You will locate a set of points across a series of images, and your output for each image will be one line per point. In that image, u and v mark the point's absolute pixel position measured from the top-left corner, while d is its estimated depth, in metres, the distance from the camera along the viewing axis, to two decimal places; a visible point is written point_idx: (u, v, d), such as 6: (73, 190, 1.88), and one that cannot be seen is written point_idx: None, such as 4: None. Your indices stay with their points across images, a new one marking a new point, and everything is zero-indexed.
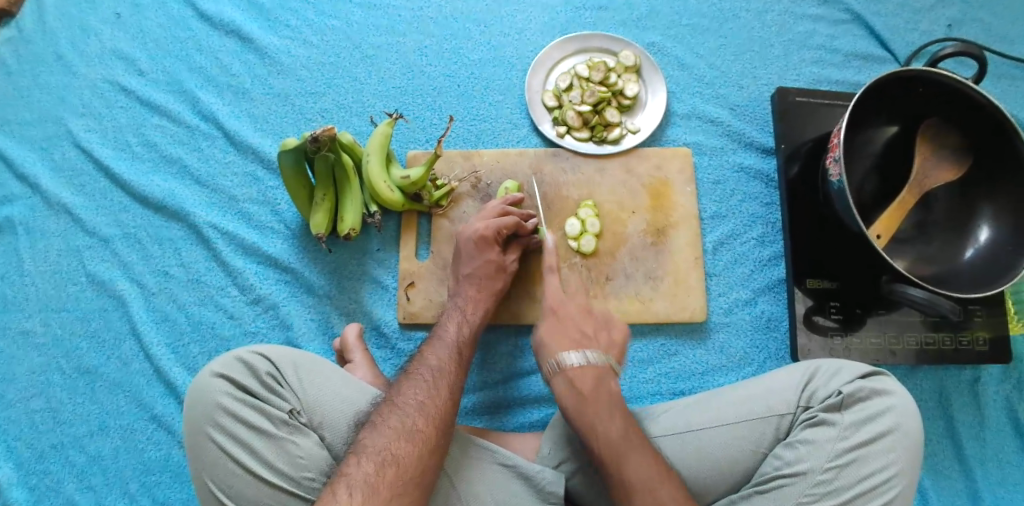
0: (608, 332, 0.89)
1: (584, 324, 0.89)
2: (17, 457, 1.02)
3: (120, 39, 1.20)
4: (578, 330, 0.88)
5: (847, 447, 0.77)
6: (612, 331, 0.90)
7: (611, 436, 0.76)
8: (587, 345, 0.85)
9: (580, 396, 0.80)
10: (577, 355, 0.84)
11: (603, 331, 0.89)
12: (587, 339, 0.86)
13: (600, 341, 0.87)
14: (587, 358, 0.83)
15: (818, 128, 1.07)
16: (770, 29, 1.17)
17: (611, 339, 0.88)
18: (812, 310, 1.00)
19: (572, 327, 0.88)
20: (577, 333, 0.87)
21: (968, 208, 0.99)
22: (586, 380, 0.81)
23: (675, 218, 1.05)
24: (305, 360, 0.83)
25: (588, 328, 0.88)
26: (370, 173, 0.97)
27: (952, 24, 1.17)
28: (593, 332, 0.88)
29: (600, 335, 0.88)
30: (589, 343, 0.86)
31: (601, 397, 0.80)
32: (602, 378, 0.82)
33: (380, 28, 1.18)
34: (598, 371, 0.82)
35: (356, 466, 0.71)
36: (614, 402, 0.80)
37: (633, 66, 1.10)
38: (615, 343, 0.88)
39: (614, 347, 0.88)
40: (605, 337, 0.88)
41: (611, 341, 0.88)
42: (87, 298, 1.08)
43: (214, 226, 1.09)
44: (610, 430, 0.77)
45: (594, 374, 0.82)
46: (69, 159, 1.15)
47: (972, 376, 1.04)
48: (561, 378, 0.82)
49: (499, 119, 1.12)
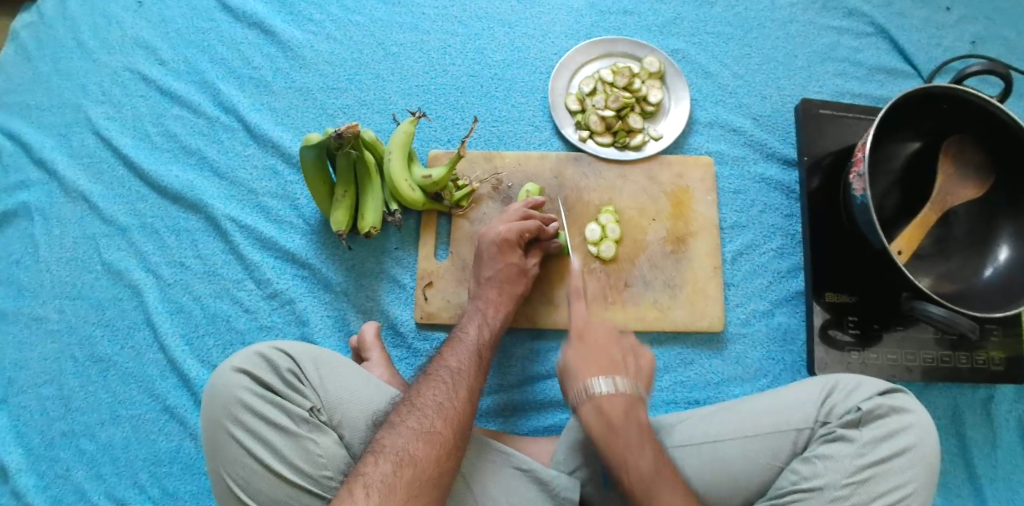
0: (635, 360, 0.85)
1: (612, 349, 0.85)
2: (27, 443, 1.01)
3: (143, 28, 1.20)
4: (605, 356, 0.84)
5: (866, 463, 0.77)
6: (638, 358, 0.86)
7: (642, 470, 0.74)
8: (618, 372, 0.82)
9: (609, 425, 0.77)
10: (606, 381, 0.80)
11: (631, 358, 0.85)
12: (617, 366, 0.82)
13: (629, 367, 0.83)
14: (615, 386, 0.79)
15: (841, 141, 1.07)
16: (795, 40, 1.17)
17: (639, 367, 0.84)
18: (829, 324, 1.00)
19: (601, 352, 0.84)
20: (607, 357, 0.84)
21: (988, 226, 0.99)
22: (616, 408, 0.78)
23: (695, 227, 1.05)
24: (326, 358, 0.82)
25: (616, 353, 0.84)
26: (392, 172, 0.97)
27: (977, 41, 1.16)
28: (622, 358, 0.84)
29: (629, 363, 0.84)
30: (617, 370, 0.82)
31: (631, 429, 0.77)
32: (631, 407, 0.79)
33: (404, 25, 1.17)
34: (628, 400, 0.79)
35: (373, 465, 0.71)
36: (643, 433, 0.77)
37: (657, 72, 1.10)
38: (643, 370, 0.85)
39: (642, 375, 0.84)
40: (633, 365, 0.84)
41: (638, 369, 0.84)
42: (102, 287, 1.08)
43: (232, 219, 1.08)
44: (642, 464, 0.75)
45: (624, 401, 0.79)
46: (88, 146, 1.15)
47: (986, 394, 1.04)
48: (589, 405, 0.79)
49: (521, 121, 1.12)
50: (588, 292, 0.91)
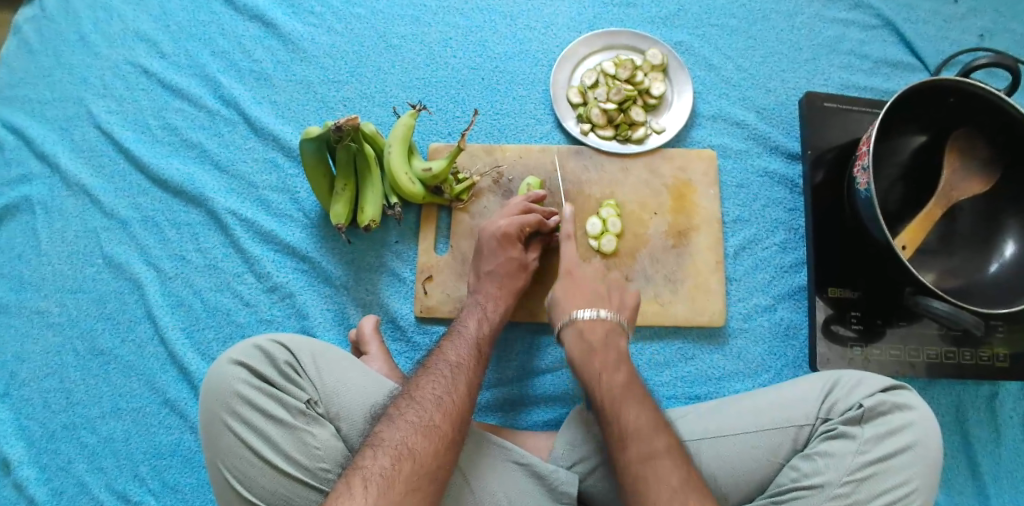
0: (621, 295, 0.90)
1: (598, 286, 0.90)
2: (29, 436, 1.02)
3: (144, 21, 1.20)
4: (591, 289, 0.90)
5: (868, 460, 0.76)
6: (625, 294, 0.91)
7: (614, 385, 0.79)
8: (601, 304, 0.88)
9: (588, 347, 0.83)
10: (588, 310, 0.86)
11: (617, 293, 0.90)
12: (602, 299, 0.88)
13: (614, 301, 0.89)
14: (598, 313, 0.86)
15: (845, 134, 1.05)
16: (800, 32, 1.15)
17: (624, 302, 0.89)
18: (832, 319, 0.99)
19: (587, 286, 0.90)
20: (592, 290, 0.89)
21: (995, 221, 0.98)
22: (596, 333, 0.85)
23: (697, 221, 1.04)
24: (324, 351, 0.82)
25: (601, 287, 0.90)
26: (392, 165, 0.97)
27: (984, 34, 1.15)
28: (606, 292, 0.90)
29: (614, 296, 0.90)
30: (602, 302, 0.88)
31: (609, 352, 0.82)
32: (609, 335, 0.84)
33: (405, 17, 1.17)
34: (609, 325, 0.85)
35: (372, 459, 0.70)
36: (620, 357, 0.82)
37: (659, 65, 1.09)
38: (628, 305, 0.89)
39: (626, 309, 0.89)
40: (618, 298, 0.90)
41: (623, 303, 0.89)
42: (103, 280, 1.08)
43: (233, 213, 1.08)
44: (616, 378, 0.79)
45: (603, 328, 0.85)
46: (89, 140, 1.15)
47: (990, 391, 1.03)
48: (572, 330, 0.86)
49: (522, 114, 1.11)
50: (583, 283, 0.91)
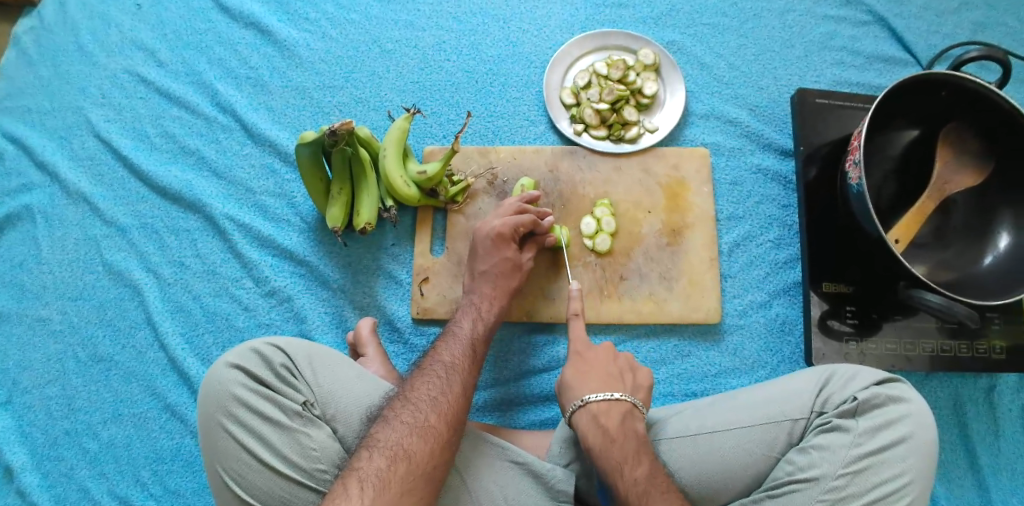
0: (633, 377, 0.86)
1: (609, 366, 0.86)
2: (32, 442, 1.03)
3: (141, 30, 1.21)
4: (603, 370, 0.85)
5: (863, 453, 0.77)
6: (636, 374, 0.87)
7: (638, 479, 0.75)
8: (615, 385, 0.83)
9: (605, 434, 0.78)
10: (600, 393, 0.82)
11: (629, 374, 0.86)
12: (614, 379, 0.84)
13: (626, 383, 0.84)
14: (611, 395, 0.81)
15: (838, 130, 1.06)
16: (792, 30, 1.16)
17: (637, 383, 0.85)
18: (827, 314, 0.99)
19: (599, 368, 0.85)
20: (603, 372, 0.85)
21: (988, 214, 0.98)
22: (612, 417, 0.80)
23: (691, 219, 1.05)
24: (320, 353, 0.83)
25: (614, 368, 0.85)
26: (387, 168, 0.97)
27: (976, 28, 1.15)
28: (619, 373, 0.85)
29: (627, 376, 0.85)
30: (614, 382, 0.84)
31: (628, 439, 0.78)
32: (626, 418, 0.80)
33: (399, 22, 1.18)
34: (625, 408, 0.81)
35: (368, 460, 0.71)
36: (640, 443, 0.78)
37: (652, 65, 1.10)
38: (641, 386, 0.85)
39: (639, 391, 0.85)
40: (631, 380, 0.85)
41: (636, 384, 0.85)
42: (103, 287, 1.09)
43: (230, 218, 1.09)
44: (637, 473, 0.75)
45: (620, 411, 0.80)
46: (89, 148, 1.16)
47: (988, 384, 1.03)
48: (584, 415, 0.80)
49: (515, 116, 1.12)
50: (593, 365, 0.86)
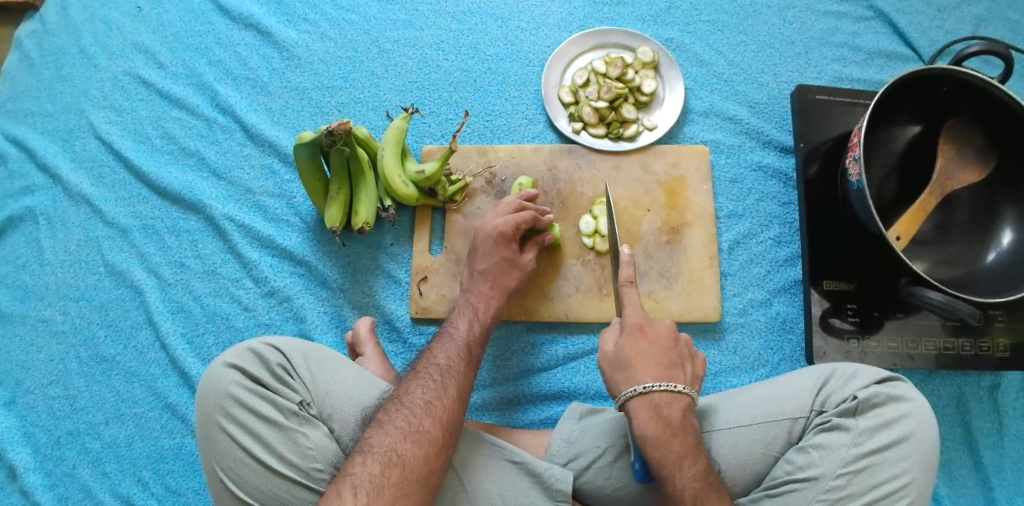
0: (690, 365, 0.84)
1: (671, 352, 0.82)
2: (34, 442, 1.03)
3: (141, 32, 1.22)
4: (665, 356, 0.81)
5: (862, 452, 0.76)
6: (693, 361, 0.84)
7: (695, 476, 0.73)
8: (677, 376, 0.80)
9: (667, 428, 0.75)
10: (663, 382, 0.78)
11: (688, 362, 0.83)
12: (676, 370, 0.81)
13: (685, 373, 0.82)
14: (675, 387, 0.78)
15: (837, 126, 1.05)
16: (792, 26, 1.15)
17: (693, 373, 0.83)
18: (828, 312, 0.99)
19: (659, 350, 0.81)
20: (666, 358, 0.81)
21: (991, 211, 0.97)
22: (673, 412, 0.77)
23: (690, 217, 1.04)
24: (317, 353, 0.83)
25: (676, 356, 0.82)
26: (386, 167, 0.97)
27: (979, 22, 1.14)
28: (680, 361, 0.82)
29: (686, 366, 0.82)
30: (675, 372, 0.81)
31: (687, 435, 0.76)
32: (687, 411, 0.78)
33: (398, 22, 1.18)
34: (687, 402, 0.78)
35: (361, 466, 0.71)
36: (697, 439, 0.76)
37: (651, 62, 1.09)
38: (696, 377, 0.83)
39: (693, 381, 0.83)
40: (689, 369, 0.82)
41: (692, 375, 0.83)
42: (105, 288, 1.10)
43: (230, 219, 1.09)
44: (695, 469, 0.73)
45: (682, 406, 0.78)
46: (90, 150, 1.17)
47: (992, 382, 1.02)
48: (644, 405, 0.77)
49: (514, 115, 1.12)
50: (654, 347, 0.81)
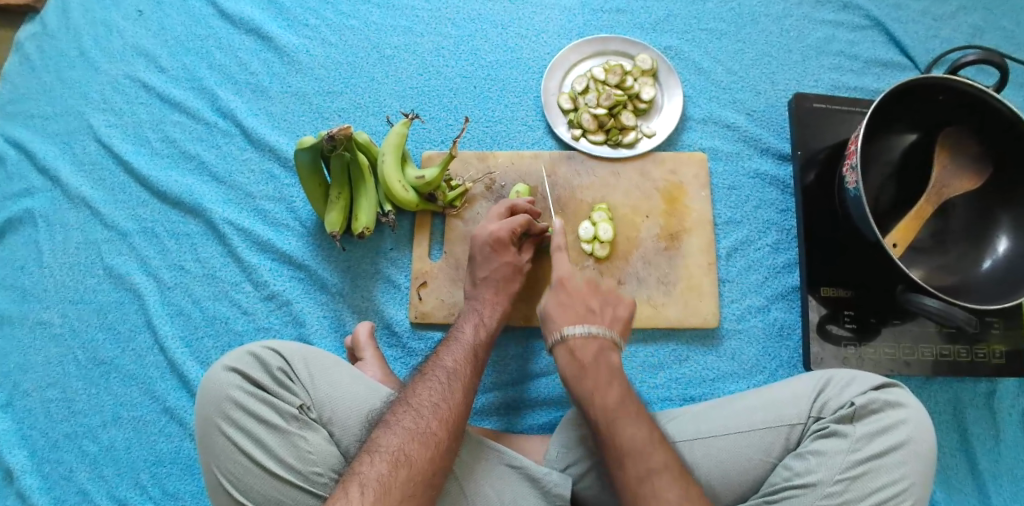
0: (614, 308, 0.87)
1: (590, 298, 0.87)
2: (31, 445, 1.03)
3: (142, 36, 1.22)
4: (583, 305, 0.86)
5: (860, 458, 0.76)
6: (618, 306, 0.87)
7: (607, 404, 0.77)
8: (593, 319, 0.84)
9: (580, 367, 0.80)
10: (579, 329, 0.83)
11: (609, 307, 0.87)
12: (592, 314, 0.85)
13: (605, 316, 0.85)
14: (589, 330, 0.82)
15: (835, 134, 1.06)
16: (790, 34, 1.16)
17: (616, 315, 0.86)
18: (826, 319, 0.99)
19: (577, 301, 0.86)
20: (582, 307, 0.86)
21: (988, 218, 0.98)
22: (587, 351, 0.82)
23: (688, 223, 1.05)
24: (317, 357, 0.83)
25: (594, 303, 0.86)
26: (386, 172, 0.98)
27: (974, 31, 1.15)
28: (598, 307, 0.86)
29: (606, 310, 0.86)
30: (593, 317, 0.85)
31: (600, 369, 0.80)
32: (603, 351, 0.82)
33: (398, 28, 1.18)
34: (601, 343, 0.82)
35: (369, 465, 0.71)
36: (613, 373, 0.80)
37: (650, 69, 1.10)
38: (621, 318, 0.86)
39: (618, 322, 0.86)
40: (610, 312, 0.86)
41: (616, 316, 0.86)
42: (104, 291, 1.10)
43: (230, 223, 1.10)
44: (607, 398, 0.77)
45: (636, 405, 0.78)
46: (90, 153, 1.17)
47: (988, 389, 1.02)
48: (563, 350, 0.82)
49: (514, 121, 1.12)
50: (574, 296, 0.87)
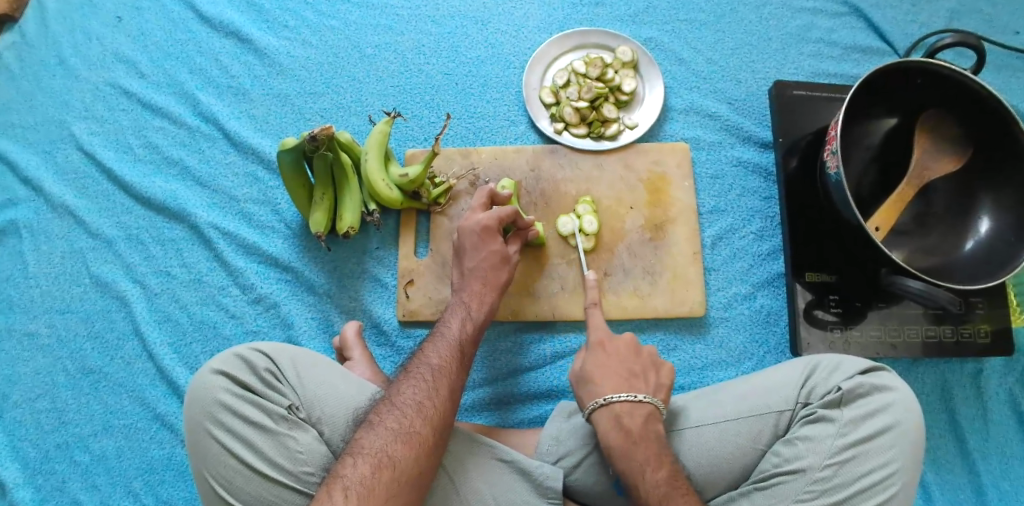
0: (655, 374, 0.85)
1: (631, 363, 0.85)
2: (23, 457, 1.03)
3: (121, 42, 1.22)
4: (625, 370, 0.84)
5: (848, 443, 0.77)
6: (659, 371, 0.86)
7: (659, 481, 0.74)
8: (637, 385, 0.82)
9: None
10: (623, 393, 0.81)
11: (651, 371, 0.85)
12: (637, 379, 0.83)
13: (648, 382, 0.84)
14: (635, 396, 0.81)
15: (815, 122, 1.06)
16: (768, 23, 1.17)
17: (659, 381, 0.85)
18: (812, 304, 1.00)
19: (619, 366, 0.85)
20: (625, 370, 0.84)
21: (968, 198, 0.98)
22: (634, 420, 0.79)
23: (673, 214, 1.05)
24: (304, 357, 0.83)
25: (637, 367, 0.85)
26: (369, 172, 0.98)
27: (951, 15, 1.16)
28: (642, 371, 0.85)
29: (649, 375, 0.84)
30: (637, 383, 0.83)
31: (650, 440, 0.78)
32: (649, 419, 0.80)
33: (378, 27, 1.18)
34: (648, 411, 0.80)
35: (352, 467, 0.71)
36: (660, 442, 0.78)
37: (630, 61, 1.10)
38: (663, 385, 0.84)
39: (660, 390, 0.84)
40: (653, 378, 0.84)
41: (658, 383, 0.84)
42: (91, 299, 1.09)
43: (215, 227, 1.09)
44: (659, 474, 0.75)
45: (637, 414, 0.80)
46: (72, 161, 1.16)
47: (975, 369, 1.03)
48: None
49: (496, 117, 1.12)
50: (614, 360, 0.85)
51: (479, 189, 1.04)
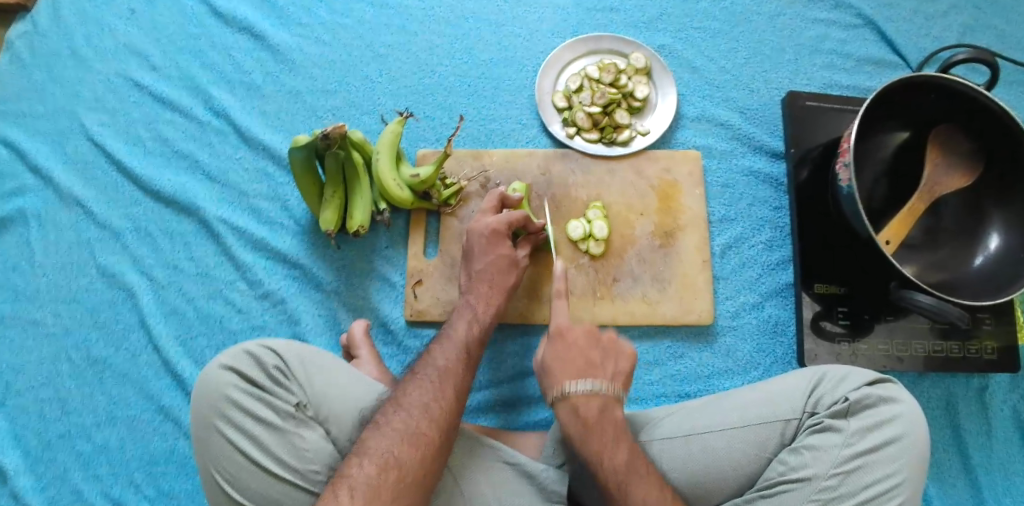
0: (615, 362, 0.83)
1: (591, 351, 0.83)
2: (25, 446, 1.02)
3: (134, 35, 1.22)
4: (581, 358, 0.82)
5: (855, 452, 0.77)
6: (618, 358, 0.84)
7: (616, 467, 0.76)
8: (596, 375, 0.81)
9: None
10: (580, 384, 0.79)
11: (609, 359, 0.83)
12: (594, 368, 0.81)
13: (607, 370, 0.82)
14: (591, 387, 0.79)
15: (828, 133, 1.06)
16: (782, 33, 1.17)
17: (618, 369, 0.82)
18: (820, 315, 1.00)
19: (577, 355, 0.83)
20: (582, 359, 0.82)
21: (979, 214, 0.98)
22: (590, 409, 0.79)
23: (683, 221, 1.05)
24: (312, 355, 0.83)
25: (595, 355, 0.82)
26: (381, 172, 0.98)
27: (965, 30, 1.16)
28: (599, 359, 0.82)
29: (606, 362, 0.82)
30: (595, 372, 0.81)
31: (606, 427, 0.78)
32: (605, 408, 0.79)
33: (392, 27, 1.18)
34: (604, 400, 0.79)
35: (358, 467, 0.70)
36: (617, 430, 0.78)
37: (643, 68, 1.11)
38: (623, 372, 0.82)
39: (619, 376, 0.82)
40: (610, 365, 0.82)
41: (617, 370, 0.82)
42: (97, 290, 1.09)
43: (224, 222, 1.09)
44: (617, 459, 0.76)
45: (598, 404, 0.79)
46: (82, 152, 1.16)
47: (981, 384, 1.03)
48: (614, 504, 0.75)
49: (508, 120, 1.12)
50: (573, 349, 0.83)
51: (489, 191, 1.04)
